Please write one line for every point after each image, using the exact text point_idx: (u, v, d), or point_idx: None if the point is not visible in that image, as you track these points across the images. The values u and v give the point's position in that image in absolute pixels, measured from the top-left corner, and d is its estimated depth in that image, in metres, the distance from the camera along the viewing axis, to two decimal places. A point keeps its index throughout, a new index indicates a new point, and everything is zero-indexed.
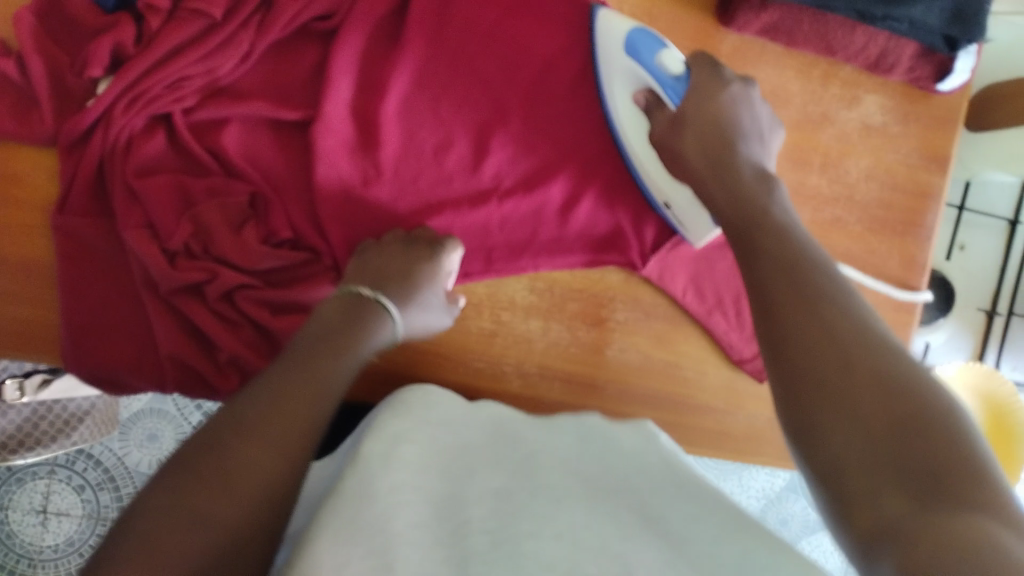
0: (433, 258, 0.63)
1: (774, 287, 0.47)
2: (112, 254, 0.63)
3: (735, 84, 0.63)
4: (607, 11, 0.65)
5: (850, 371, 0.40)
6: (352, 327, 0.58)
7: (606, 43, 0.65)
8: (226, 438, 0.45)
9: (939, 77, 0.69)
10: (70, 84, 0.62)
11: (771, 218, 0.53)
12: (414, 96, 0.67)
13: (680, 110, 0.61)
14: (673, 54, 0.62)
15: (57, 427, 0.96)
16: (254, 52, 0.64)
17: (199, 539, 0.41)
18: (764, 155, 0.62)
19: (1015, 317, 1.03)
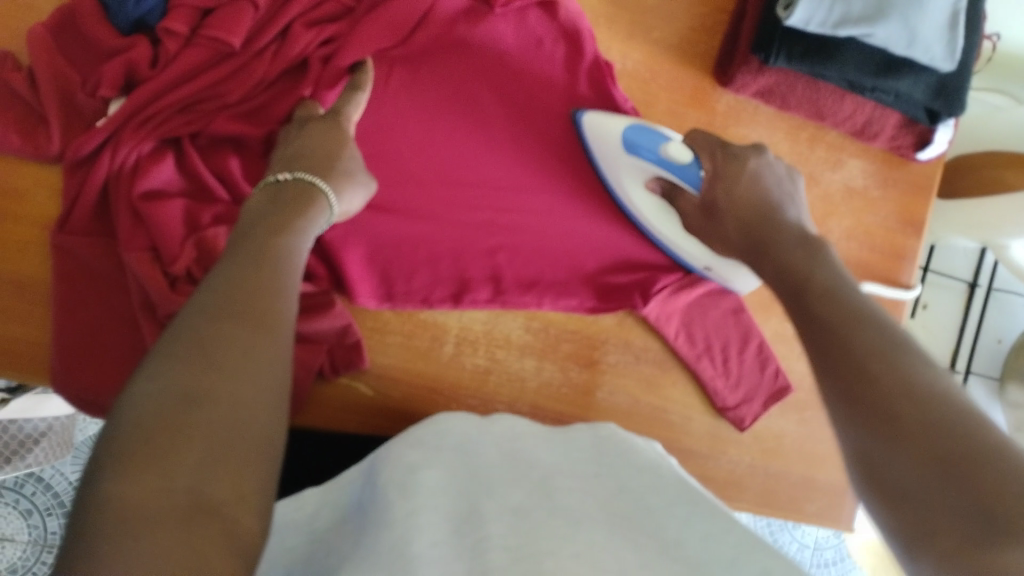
0: (334, 125, 0.61)
1: (855, 361, 0.41)
2: (111, 274, 0.62)
3: (749, 151, 0.63)
4: (593, 113, 0.68)
5: (899, 401, 0.38)
6: (284, 212, 0.52)
7: (603, 146, 0.67)
8: (197, 327, 0.40)
9: (920, 147, 0.74)
10: (80, 103, 0.62)
11: (844, 299, 0.46)
12: (422, 134, 0.69)
13: (708, 196, 0.62)
14: (679, 145, 0.64)
15: (13, 448, 0.95)
16: (268, 81, 0.63)
17: (160, 499, 0.33)
18: (801, 214, 0.60)
19: (972, 375, 1.08)
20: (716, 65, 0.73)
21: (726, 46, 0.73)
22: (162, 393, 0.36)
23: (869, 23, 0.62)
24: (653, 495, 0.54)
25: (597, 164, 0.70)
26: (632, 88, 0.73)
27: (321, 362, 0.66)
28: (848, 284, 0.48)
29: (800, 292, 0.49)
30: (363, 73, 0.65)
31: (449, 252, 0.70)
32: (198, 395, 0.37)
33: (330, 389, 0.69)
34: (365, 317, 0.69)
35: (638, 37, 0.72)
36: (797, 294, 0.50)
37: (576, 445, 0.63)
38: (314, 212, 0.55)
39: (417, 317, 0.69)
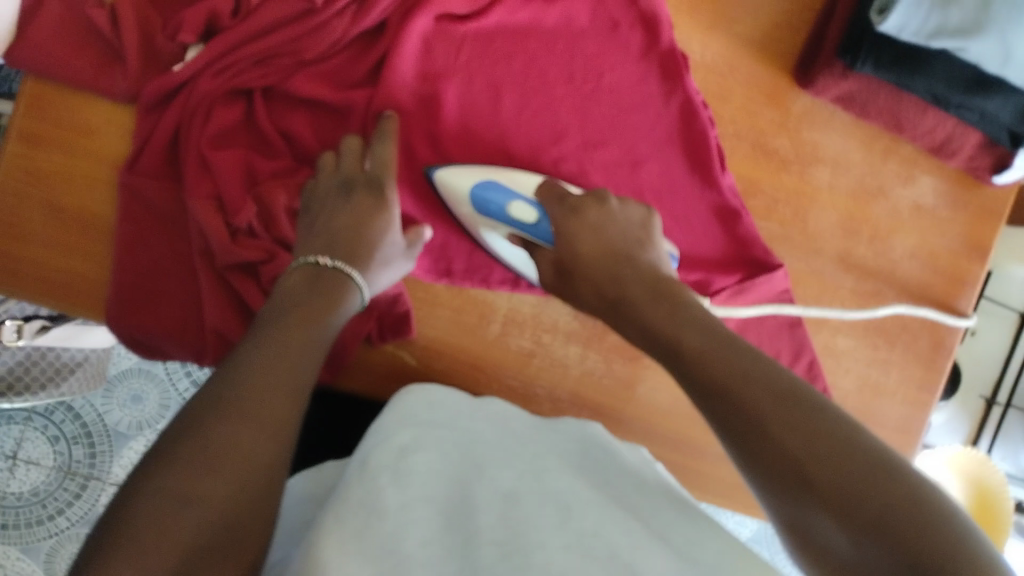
0: (379, 201, 0.60)
1: (758, 445, 0.42)
2: (174, 219, 0.62)
3: (590, 199, 0.61)
4: (443, 171, 0.64)
5: (819, 481, 0.39)
6: (312, 301, 0.53)
7: (455, 205, 0.65)
8: (234, 360, 0.47)
9: (996, 170, 0.71)
10: (160, 46, 0.62)
11: (688, 346, 0.48)
12: (493, 106, 0.68)
13: (559, 256, 0.61)
14: (523, 203, 0.62)
15: (48, 376, 0.97)
16: (344, 41, 0.63)
17: (182, 519, 0.39)
18: (660, 261, 0.60)
19: (1012, 408, 1.05)
20: (797, 66, 0.72)
21: (809, 47, 0.71)
22: (177, 463, 0.41)
23: (965, 36, 0.59)
24: (638, 495, 0.54)
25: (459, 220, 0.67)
26: (709, 82, 0.72)
27: (368, 329, 0.66)
28: (728, 330, 0.49)
29: (666, 347, 0.50)
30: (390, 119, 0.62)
31: None
32: (205, 469, 0.41)
33: (374, 355, 0.68)
34: (416, 288, 0.68)
35: (720, 29, 0.71)
36: (666, 344, 0.50)
37: (564, 441, 0.61)
38: (347, 305, 0.55)
39: (466, 293, 0.69)
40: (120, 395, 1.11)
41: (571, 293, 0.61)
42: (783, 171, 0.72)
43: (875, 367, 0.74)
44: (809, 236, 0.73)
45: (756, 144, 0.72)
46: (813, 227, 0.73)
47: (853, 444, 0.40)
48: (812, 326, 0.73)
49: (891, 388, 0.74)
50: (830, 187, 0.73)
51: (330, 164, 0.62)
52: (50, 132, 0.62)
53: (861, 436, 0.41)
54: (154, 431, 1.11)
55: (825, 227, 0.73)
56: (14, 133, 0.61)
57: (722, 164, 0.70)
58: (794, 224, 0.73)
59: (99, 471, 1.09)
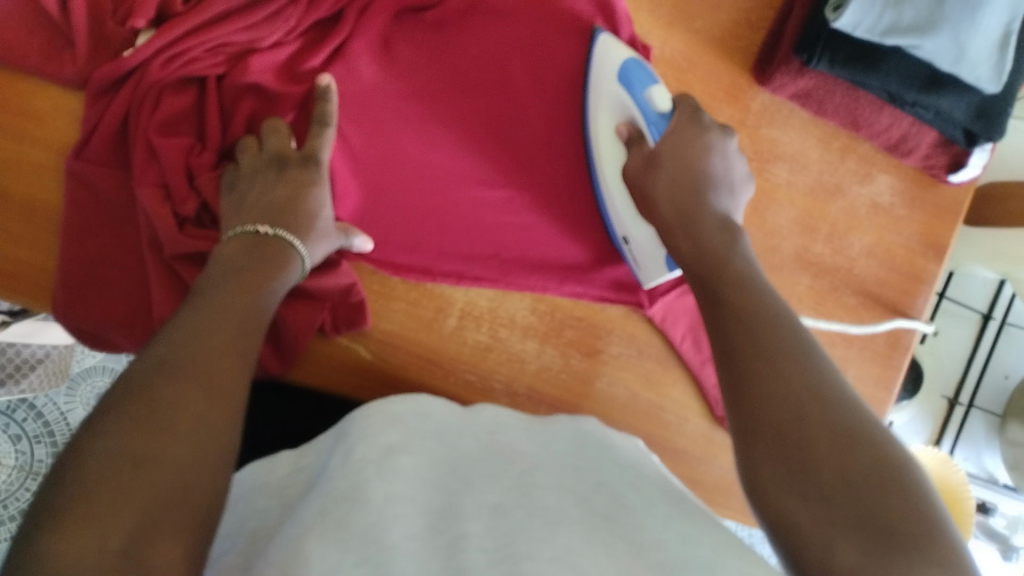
0: (313, 176, 0.60)
1: (745, 359, 0.45)
2: (121, 208, 0.61)
3: (714, 132, 0.62)
4: (610, 35, 0.66)
5: (806, 429, 0.41)
6: (258, 268, 0.55)
7: (601, 66, 0.66)
8: (173, 334, 0.47)
9: (952, 169, 0.72)
10: (110, 31, 0.61)
11: (732, 269, 0.51)
12: (451, 98, 0.68)
13: (657, 147, 0.60)
14: (663, 93, 0.63)
15: (8, 372, 0.95)
16: (300, 30, 0.64)
17: (139, 480, 0.39)
18: (732, 207, 0.59)
19: (974, 408, 1.06)
20: (756, 63, 0.72)
21: (769, 44, 0.71)
22: (128, 422, 0.41)
23: (919, 34, 0.60)
24: (632, 492, 0.53)
25: (585, 104, 0.68)
26: (669, 77, 0.72)
27: (322, 319, 0.65)
28: (758, 271, 0.52)
29: (704, 278, 0.52)
30: (328, 102, 0.61)
31: (459, 223, 0.69)
32: (157, 427, 0.41)
33: (328, 347, 0.68)
34: (370, 281, 0.68)
35: (680, 24, 0.71)
36: (705, 273, 0.52)
37: (554, 442, 0.61)
38: (285, 275, 0.56)
39: (422, 285, 0.68)
40: (82, 394, 1.09)
41: (643, 190, 0.60)
42: None
43: None
44: (768, 233, 0.73)
45: None
46: (771, 224, 0.73)
47: (842, 404, 0.42)
48: None
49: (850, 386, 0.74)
50: (788, 184, 0.73)
51: (253, 147, 0.61)
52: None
53: (842, 399, 0.42)
54: None
55: (783, 224, 0.73)
56: None
57: None
58: (752, 221, 0.72)
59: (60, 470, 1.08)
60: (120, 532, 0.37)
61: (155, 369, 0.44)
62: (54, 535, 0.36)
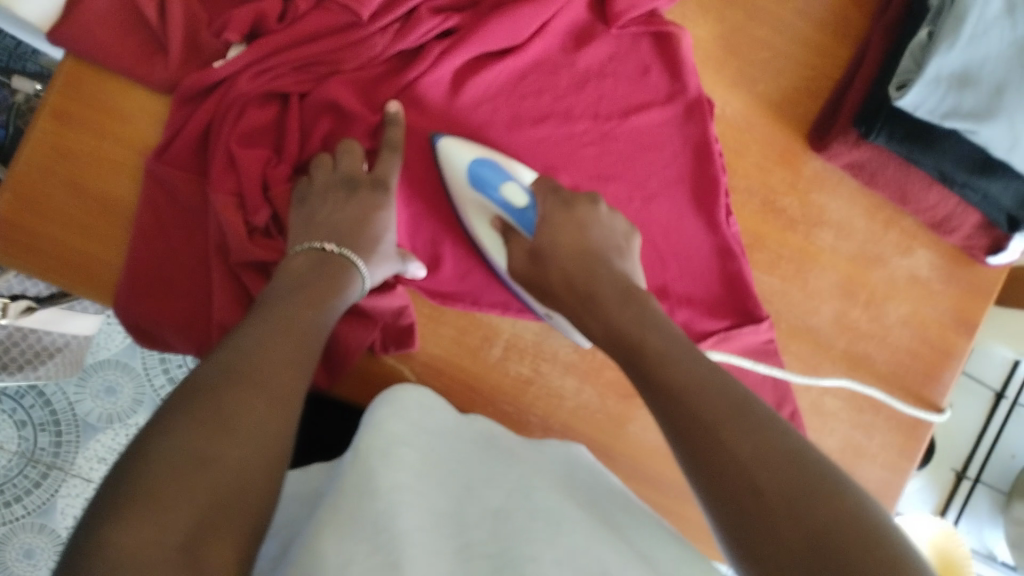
0: (383, 198, 0.62)
1: (661, 367, 0.50)
2: (194, 213, 0.63)
3: (579, 202, 0.64)
4: (451, 140, 0.65)
5: (738, 453, 0.43)
6: (319, 285, 0.56)
7: (449, 173, 0.65)
8: (240, 341, 0.49)
9: (990, 252, 0.74)
10: (202, 42, 0.63)
11: (649, 343, 0.52)
12: (518, 134, 0.69)
13: (535, 242, 0.63)
14: (518, 188, 0.64)
15: (27, 357, 0.93)
16: (383, 57, 0.65)
17: (199, 478, 0.40)
18: (630, 269, 0.63)
19: (981, 483, 1.07)
20: (812, 130, 0.74)
21: (826, 113, 0.74)
22: (194, 423, 0.42)
23: (977, 120, 0.62)
24: (621, 513, 0.58)
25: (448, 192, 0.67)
26: (726, 135, 0.74)
27: (373, 338, 0.66)
28: (683, 339, 0.53)
29: (625, 354, 0.54)
30: (397, 128, 0.64)
31: None
32: (219, 430, 0.43)
33: (373, 366, 0.69)
34: (422, 305, 0.69)
35: (742, 87, 0.74)
36: (624, 348, 0.54)
37: (548, 458, 0.65)
38: (347, 292, 0.58)
39: (472, 314, 0.70)
40: (93, 386, 1.09)
41: (540, 280, 0.62)
42: (788, 229, 0.74)
43: (860, 430, 0.75)
44: (808, 294, 0.75)
45: (765, 202, 0.74)
46: (811, 286, 0.75)
47: (766, 421, 0.45)
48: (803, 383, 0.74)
49: (874, 451, 0.75)
50: (832, 250, 0.75)
51: (327, 164, 0.63)
52: (79, 112, 0.62)
53: (800, 457, 0.43)
54: (125, 426, 1.10)
55: (823, 287, 0.75)
56: (43, 109, 0.62)
57: (728, 213, 0.72)
58: (794, 281, 0.74)
59: (62, 461, 1.08)
60: (180, 529, 0.38)
61: (221, 374, 0.46)
62: (113, 526, 0.37)
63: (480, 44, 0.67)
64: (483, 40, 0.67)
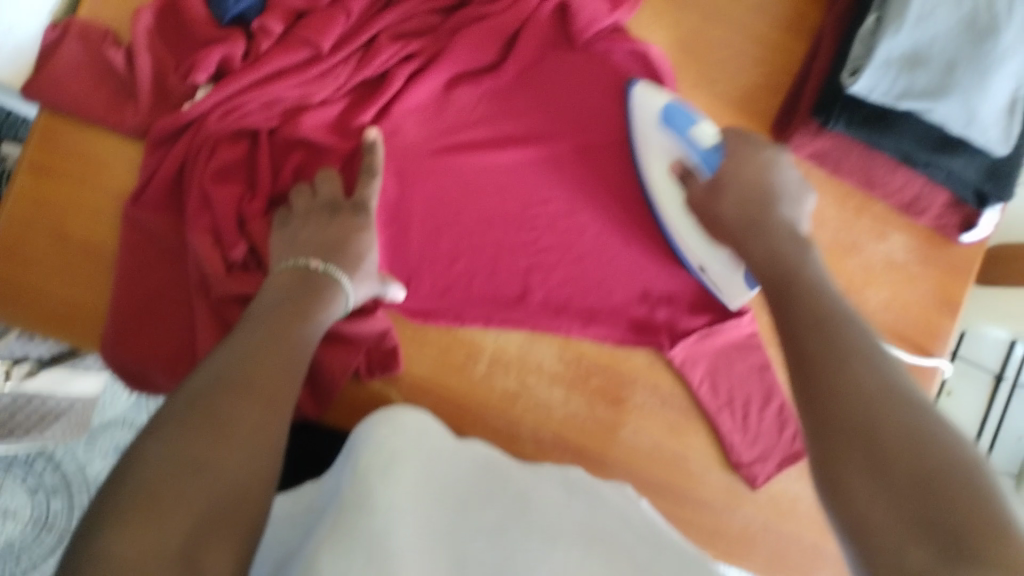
0: (361, 222, 0.63)
1: (799, 302, 0.51)
2: (175, 254, 0.65)
3: (771, 152, 0.64)
4: (643, 85, 0.70)
5: (862, 385, 0.44)
6: (305, 300, 0.57)
7: (641, 115, 0.70)
8: (226, 352, 0.49)
9: (964, 228, 0.75)
10: (170, 87, 0.65)
11: (804, 276, 0.53)
12: (486, 151, 0.71)
13: (716, 176, 0.64)
14: (706, 127, 0.66)
15: (31, 422, 0.89)
16: (347, 88, 0.67)
17: (195, 486, 0.41)
18: (799, 217, 0.61)
19: None
20: (776, 125, 0.76)
21: (787, 106, 0.75)
22: (186, 432, 0.43)
23: (932, 98, 0.63)
24: (620, 524, 0.58)
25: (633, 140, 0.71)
26: None
27: (358, 362, 0.67)
28: (827, 279, 0.54)
29: (772, 281, 0.55)
30: (375, 154, 0.65)
31: (487, 270, 0.71)
32: (212, 438, 0.43)
33: (360, 390, 0.70)
34: (404, 326, 0.70)
35: (702, 89, 0.76)
36: (773, 277, 0.55)
37: (546, 473, 0.64)
38: (333, 309, 0.58)
39: (455, 331, 0.71)
40: (101, 448, 1.08)
41: (713, 223, 0.64)
42: None
43: None
44: None
45: None
46: None
47: (893, 363, 0.46)
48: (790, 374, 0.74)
49: None
50: None
51: (306, 192, 0.64)
52: (58, 165, 0.65)
53: (912, 401, 0.43)
54: None
55: None
56: (23, 165, 0.64)
57: None
58: None
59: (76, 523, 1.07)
60: (177, 536, 0.39)
61: (211, 385, 0.46)
62: (116, 538, 0.38)
63: (442, 69, 0.69)
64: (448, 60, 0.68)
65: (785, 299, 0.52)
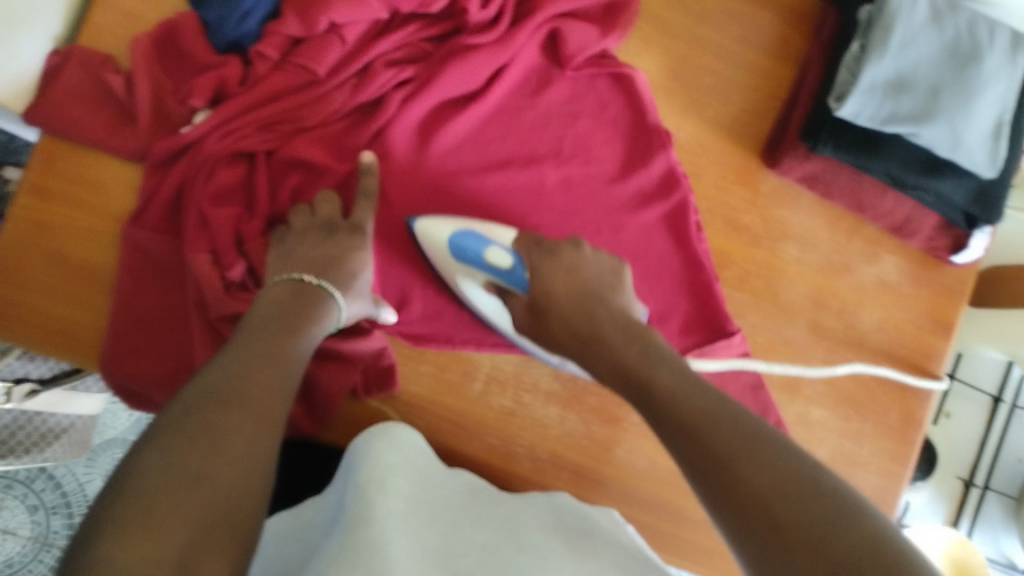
0: (359, 240, 0.64)
1: (670, 411, 0.50)
2: (174, 273, 0.66)
3: (564, 248, 0.65)
4: (423, 218, 0.68)
5: (756, 483, 0.43)
6: (299, 316, 0.58)
7: (432, 250, 0.67)
8: (219, 365, 0.50)
9: (955, 250, 0.76)
10: (171, 111, 0.66)
11: (655, 385, 0.53)
12: (480, 172, 0.72)
13: (533, 296, 0.64)
14: (500, 250, 0.65)
15: (33, 440, 0.92)
16: (344, 112, 0.68)
17: (193, 496, 0.42)
18: (625, 301, 0.63)
19: (990, 490, 1.06)
20: (766, 149, 0.77)
21: (777, 130, 0.76)
22: (184, 443, 0.44)
23: (916, 122, 0.64)
24: (611, 550, 0.58)
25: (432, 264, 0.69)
26: (684, 159, 0.76)
27: (354, 382, 0.68)
28: (687, 373, 0.53)
29: (638, 395, 0.54)
30: (372, 176, 0.66)
31: None
32: (209, 450, 0.44)
33: (356, 409, 0.70)
34: (400, 345, 0.71)
35: (693, 113, 0.77)
36: (636, 392, 0.54)
37: (531, 502, 0.65)
38: (325, 323, 0.60)
39: (450, 351, 0.71)
40: (102, 465, 1.09)
41: (541, 332, 0.63)
42: (754, 245, 0.76)
43: (849, 438, 0.75)
44: (781, 307, 0.76)
45: (729, 220, 0.76)
46: (783, 298, 0.76)
47: (785, 449, 0.45)
48: (784, 394, 0.75)
49: (865, 458, 0.75)
50: (799, 262, 0.76)
51: (305, 211, 0.65)
52: (60, 186, 0.66)
53: (813, 484, 0.43)
54: None
55: (795, 299, 0.76)
56: (25, 187, 0.65)
57: (697, 230, 0.74)
58: (766, 296, 0.76)
59: None
60: (175, 543, 0.39)
61: (207, 397, 0.47)
62: (109, 546, 0.38)
63: (437, 93, 0.70)
64: (443, 85, 0.70)
65: (656, 410, 0.51)
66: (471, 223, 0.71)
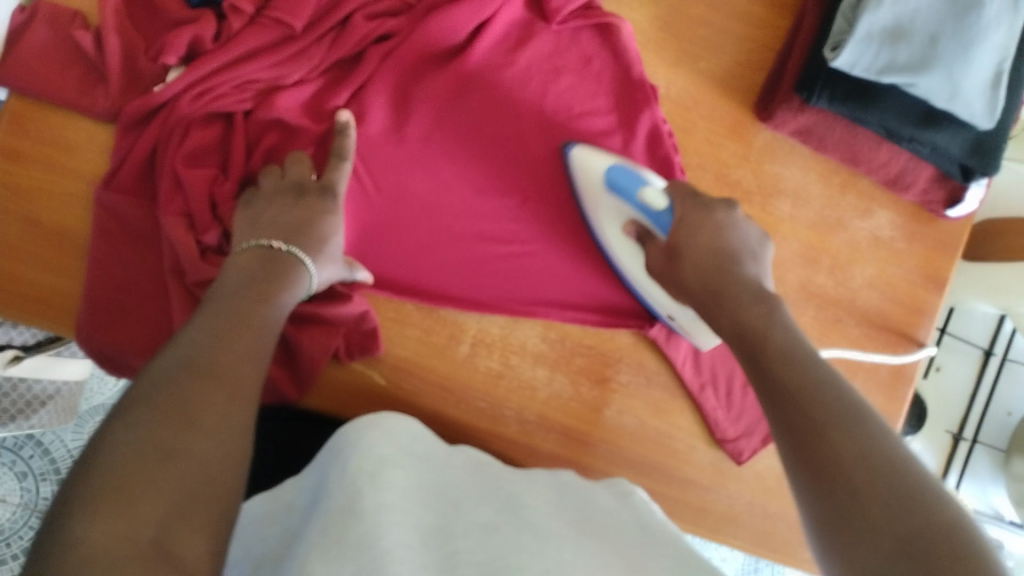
0: (330, 205, 0.62)
1: (776, 362, 0.51)
2: (148, 238, 0.64)
3: (721, 208, 0.62)
4: (581, 147, 0.67)
5: (844, 449, 0.44)
6: (268, 284, 0.56)
7: (586, 179, 0.67)
8: (195, 335, 0.49)
9: (950, 204, 0.74)
10: (142, 68, 0.64)
11: (774, 337, 0.52)
12: (465, 130, 0.70)
13: (671, 241, 0.61)
14: (656, 190, 0.62)
15: (19, 406, 0.90)
16: (324, 67, 0.66)
17: (167, 472, 0.40)
18: (761, 273, 0.60)
19: (978, 444, 1.06)
20: (759, 102, 0.75)
21: (769, 84, 0.74)
22: (154, 418, 0.42)
23: (913, 72, 0.63)
24: (614, 527, 0.57)
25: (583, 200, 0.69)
26: (674, 114, 0.74)
27: (337, 345, 0.67)
28: (804, 334, 0.53)
29: (747, 343, 0.54)
30: (347, 137, 0.64)
31: (464, 252, 0.71)
32: (181, 425, 0.43)
33: (341, 372, 0.69)
34: (386, 308, 0.70)
35: (684, 65, 0.75)
36: (748, 341, 0.54)
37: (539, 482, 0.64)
38: (296, 290, 0.58)
39: (438, 313, 0.70)
40: (91, 430, 1.08)
41: (675, 279, 0.60)
42: (745, 201, 0.74)
43: None
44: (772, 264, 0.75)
45: (719, 175, 0.74)
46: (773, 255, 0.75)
47: (876, 424, 0.45)
48: None
49: None
50: (791, 218, 0.75)
51: (275, 173, 0.63)
52: (29, 149, 0.64)
53: (894, 458, 0.43)
54: None
55: (787, 256, 0.75)
56: None
57: None
58: None
59: None
60: (149, 524, 0.38)
61: (179, 369, 0.46)
62: (84, 528, 0.37)
63: (418, 48, 0.68)
64: (425, 39, 0.68)
65: (763, 363, 0.52)
66: (455, 182, 0.70)
